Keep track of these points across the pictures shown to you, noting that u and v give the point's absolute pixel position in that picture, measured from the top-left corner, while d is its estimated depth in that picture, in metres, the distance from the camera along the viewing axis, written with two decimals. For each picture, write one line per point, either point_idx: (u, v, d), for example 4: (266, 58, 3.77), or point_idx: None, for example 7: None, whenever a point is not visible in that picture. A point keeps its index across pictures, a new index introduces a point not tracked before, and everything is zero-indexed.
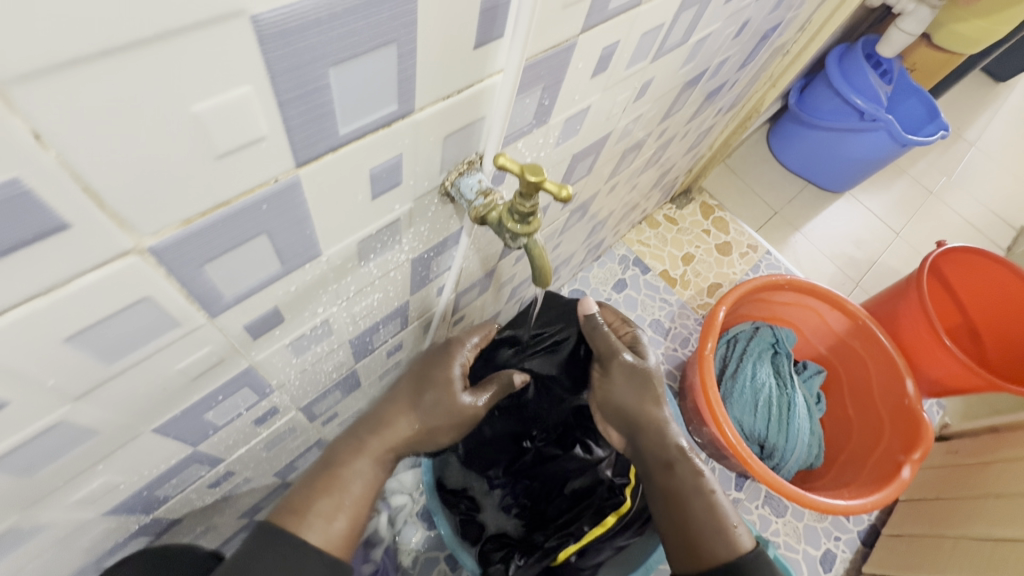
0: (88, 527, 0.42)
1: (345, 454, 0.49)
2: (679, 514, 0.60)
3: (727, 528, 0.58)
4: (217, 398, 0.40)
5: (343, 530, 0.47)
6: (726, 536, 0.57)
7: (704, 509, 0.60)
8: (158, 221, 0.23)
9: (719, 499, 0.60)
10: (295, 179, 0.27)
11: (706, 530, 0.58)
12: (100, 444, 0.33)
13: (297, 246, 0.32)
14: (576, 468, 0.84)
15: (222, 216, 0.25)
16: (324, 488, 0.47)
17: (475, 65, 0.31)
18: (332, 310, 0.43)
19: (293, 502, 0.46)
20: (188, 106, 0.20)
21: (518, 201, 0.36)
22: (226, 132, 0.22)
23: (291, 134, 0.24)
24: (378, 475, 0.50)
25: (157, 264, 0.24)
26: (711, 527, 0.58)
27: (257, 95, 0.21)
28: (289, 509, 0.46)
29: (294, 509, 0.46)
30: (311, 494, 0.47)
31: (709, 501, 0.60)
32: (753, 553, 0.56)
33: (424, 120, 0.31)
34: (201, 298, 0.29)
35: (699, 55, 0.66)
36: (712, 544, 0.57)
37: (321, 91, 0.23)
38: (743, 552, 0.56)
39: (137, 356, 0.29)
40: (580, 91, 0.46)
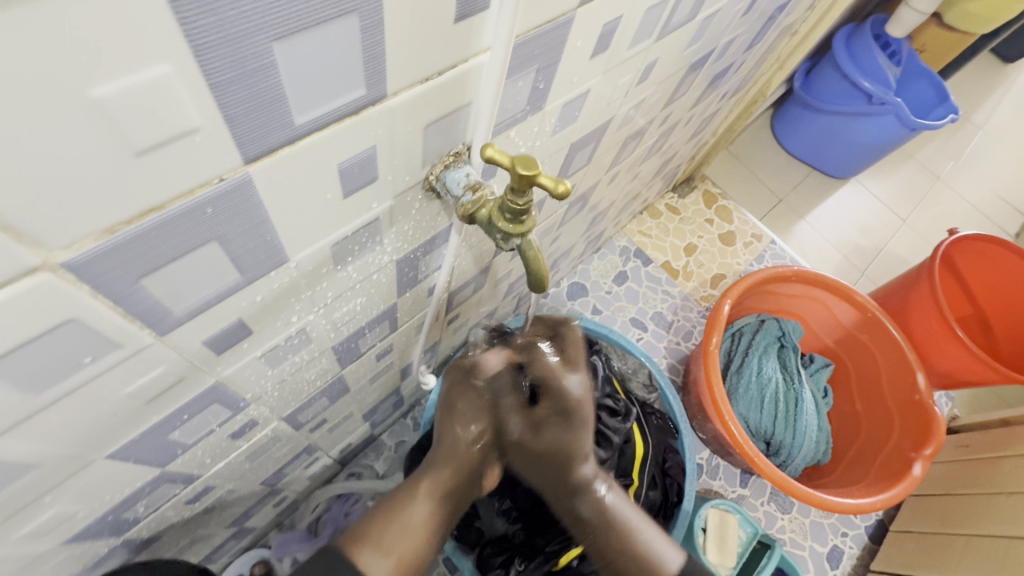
0: (46, 558, 0.38)
1: (404, 491, 0.51)
2: (608, 559, 0.58)
3: (649, 557, 0.56)
4: (182, 416, 0.36)
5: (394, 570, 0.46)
6: (649, 565, 0.55)
7: (617, 545, 0.57)
8: (70, 233, 0.19)
9: (637, 530, 0.58)
10: (245, 177, 0.23)
11: (630, 561, 0.56)
12: (39, 478, 0.30)
13: (259, 254, 0.28)
14: None
15: (158, 222, 0.21)
16: (386, 524, 0.48)
17: (458, 42, 0.27)
18: (309, 318, 0.39)
19: (354, 533, 0.47)
20: (85, 90, 0.16)
21: (510, 198, 0.32)
22: (145, 122, 0.18)
23: (235, 126, 0.20)
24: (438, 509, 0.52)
25: (78, 281, 0.21)
26: (626, 558, 0.56)
27: (181, 76, 0.17)
28: (351, 538, 0.47)
29: (362, 540, 0.46)
30: (370, 523, 0.48)
31: (627, 536, 0.57)
32: (673, 572, 0.54)
33: (400, 106, 0.27)
34: (144, 315, 0.25)
35: (706, 34, 0.62)
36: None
37: (265, 72, 0.20)
38: (665, 574, 0.54)
39: (73, 381, 0.25)
40: (579, 74, 0.41)
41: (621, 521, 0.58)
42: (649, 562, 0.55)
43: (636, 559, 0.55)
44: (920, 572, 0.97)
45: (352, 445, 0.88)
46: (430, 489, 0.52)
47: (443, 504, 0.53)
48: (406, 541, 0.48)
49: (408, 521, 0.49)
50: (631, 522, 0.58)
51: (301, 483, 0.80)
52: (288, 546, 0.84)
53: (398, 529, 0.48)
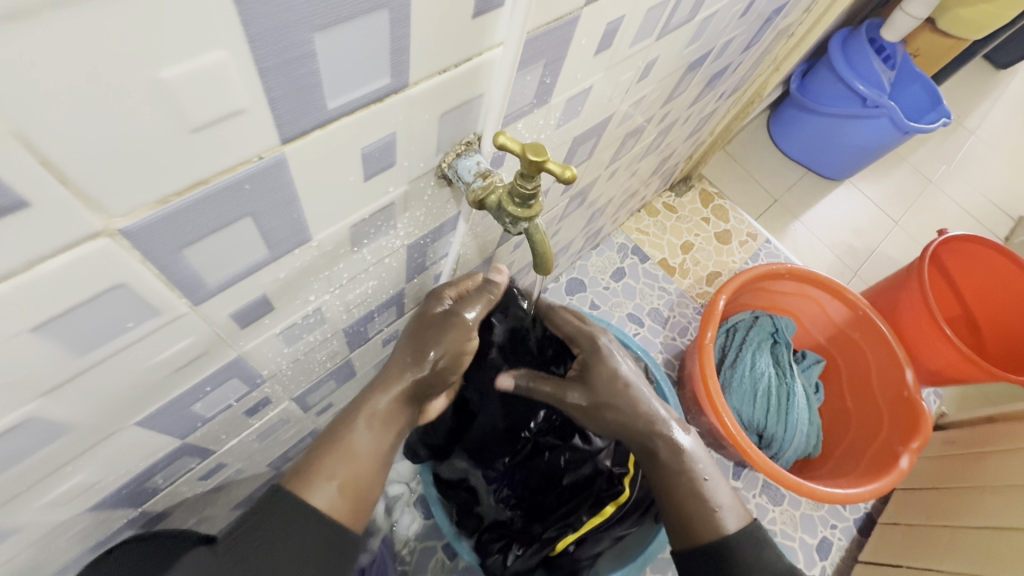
0: (68, 525, 0.40)
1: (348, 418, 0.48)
2: (673, 502, 0.57)
3: (714, 508, 0.56)
4: (204, 389, 0.38)
5: (338, 498, 0.45)
6: (710, 517, 0.55)
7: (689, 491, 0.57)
8: (128, 202, 0.21)
9: (710, 484, 0.57)
10: (280, 157, 0.25)
11: (695, 508, 0.56)
12: (73, 441, 0.31)
13: (285, 231, 0.30)
14: (575, 458, 0.84)
15: (203, 195, 0.23)
16: (328, 453, 0.46)
17: (474, 37, 0.29)
18: (325, 298, 0.41)
19: (299, 466, 0.45)
20: (154, 71, 0.18)
21: (519, 183, 0.34)
22: (200, 102, 0.20)
23: (275, 109, 0.23)
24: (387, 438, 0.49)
25: (131, 247, 0.23)
26: (695, 508, 0.56)
27: (235, 61, 0.20)
28: (295, 471, 0.45)
29: (305, 476, 0.45)
30: (317, 453, 0.46)
31: (699, 485, 0.57)
32: (738, 534, 0.54)
33: (420, 96, 0.29)
34: (181, 284, 0.27)
35: (704, 35, 0.64)
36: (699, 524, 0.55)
37: (305, 60, 0.22)
38: (727, 533, 0.54)
39: (113, 346, 0.27)
40: (583, 70, 0.44)
41: (693, 468, 0.58)
42: (717, 517, 0.55)
43: (703, 511, 0.55)
44: (906, 562, 1.00)
45: None
46: (370, 414, 0.48)
47: (388, 433, 0.49)
48: (350, 466, 0.46)
49: (353, 445, 0.46)
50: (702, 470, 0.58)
51: None
52: None
53: (342, 455, 0.46)
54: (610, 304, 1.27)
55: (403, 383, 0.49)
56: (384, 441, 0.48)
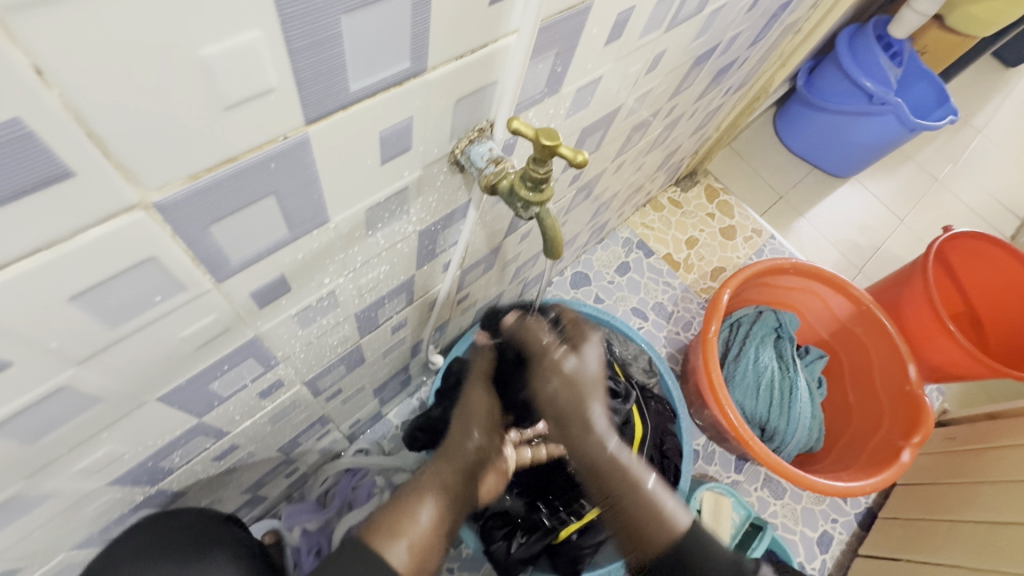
0: (91, 498, 0.42)
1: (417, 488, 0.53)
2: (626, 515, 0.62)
3: (660, 514, 0.61)
4: (222, 367, 0.39)
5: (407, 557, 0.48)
6: (659, 518, 0.60)
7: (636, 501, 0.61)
8: (163, 176, 0.22)
9: (655, 492, 0.61)
10: (304, 137, 0.26)
11: (645, 516, 0.61)
12: (102, 412, 0.33)
13: (305, 211, 0.31)
14: None
15: (231, 172, 0.24)
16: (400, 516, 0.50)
17: (490, 24, 0.30)
18: (339, 281, 0.42)
19: (377, 523, 0.49)
20: (195, 49, 0.19)
21: (531, 167, 0.35)
22: (235, 81, 0.21)
23: (302, 89, 0.23)
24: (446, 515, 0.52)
25: (163, 222, 0.24)
26: (645, 513, 0.61)
27: (268, 41, 0.20)
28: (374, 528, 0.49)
29: (378, 528, 0.49)
30: (389, 514, 0.50)
31: (643, 495, 0.61)
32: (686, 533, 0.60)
33: (437, 80, 0.30)
34: (207, 261, 0.28)
35: (712, 28, 0.64)
36: (653, 532, 0.60)
37: (332, 42, 0.23)
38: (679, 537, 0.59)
39: (142, 319, 0.28)
40: (593, 60, 0.44)
41: (636, 479, 0.62)
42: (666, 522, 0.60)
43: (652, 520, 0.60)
44: (907, 556, 1.01)
45: (361, 421, 0.91)
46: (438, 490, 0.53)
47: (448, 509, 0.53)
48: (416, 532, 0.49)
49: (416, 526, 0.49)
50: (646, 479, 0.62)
51: (312, 455, 0.83)
52: (299, 516, 0.87)
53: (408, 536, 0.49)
54: (614, 298, 1.27)
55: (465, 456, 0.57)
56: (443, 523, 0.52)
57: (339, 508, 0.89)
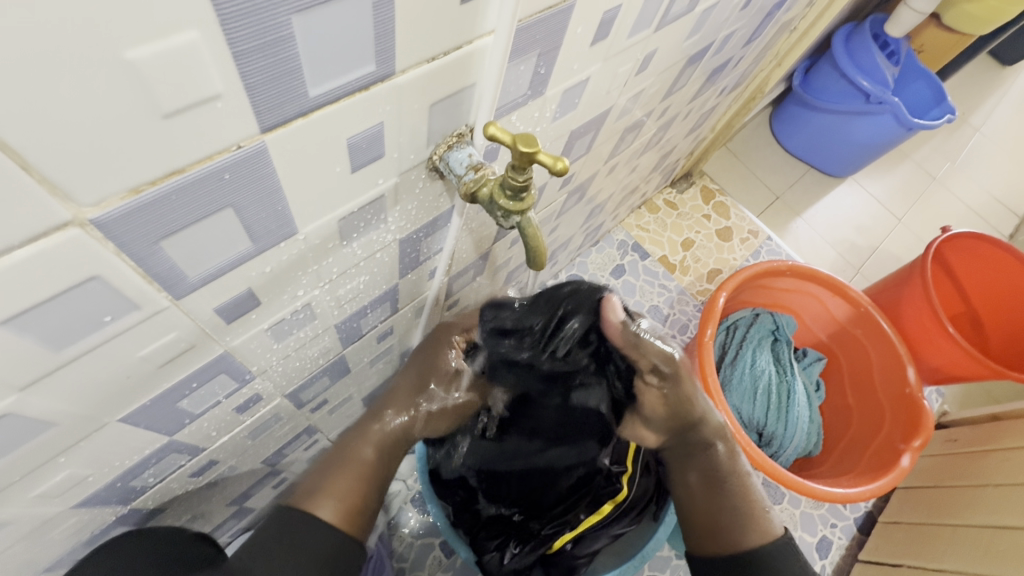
0: (57, 521, 0.40)
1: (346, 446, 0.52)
2: (710, 500, 0.61)
3: (754, 514, 0.59)
4: (190, 385, 0.37)
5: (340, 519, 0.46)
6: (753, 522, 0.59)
7: (735, 497, 0.60)
8: (98, 190, 0.20)
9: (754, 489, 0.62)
10: (260, 146, 0.24)
11: (735, 517, 0.59)
12: (61, 434, 0.31)
13: (269, 223, 0.29)
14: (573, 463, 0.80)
15: (178, 185, 0.22)
16: (336, 470, 0.49)
17: (464, 22, 0.28)
18: (314, 293, 0.40)
19: (306, 488, 0.47)
20: (120, 52, 0.17)
21: (510, 174, 0.33)
22: (172, 86, 0.19)
23: (253, 95, 0.22)
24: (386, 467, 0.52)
25: (104, 239, 0.22)
26: (742, 510, 0.59)
27: (208, 43, 0.19)
28: (303, 493, 0.47)
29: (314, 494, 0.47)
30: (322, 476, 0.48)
31: (743, 489, 0.61)
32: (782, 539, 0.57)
33: (408, 84, 0.28)
34: (162, 278, 0.26)
35: (705, 27, 0.63)
36: (742, 529, 0.58)
37: (284, 43, 0.21)
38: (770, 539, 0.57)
39: (92, 340, 0.27)
40: (579, 61, 0.43)
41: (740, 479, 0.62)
42: (760, 518, 0.59)
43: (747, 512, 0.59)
44: (908, 561, 0.99)
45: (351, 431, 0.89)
46: (376, 444, 0.52)
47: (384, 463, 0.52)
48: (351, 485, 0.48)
49: (357, 458, 0.50)
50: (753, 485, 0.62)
51: (300, 465, 0.81)
52: None
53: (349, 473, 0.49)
54: None
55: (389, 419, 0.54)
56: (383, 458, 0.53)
57: None
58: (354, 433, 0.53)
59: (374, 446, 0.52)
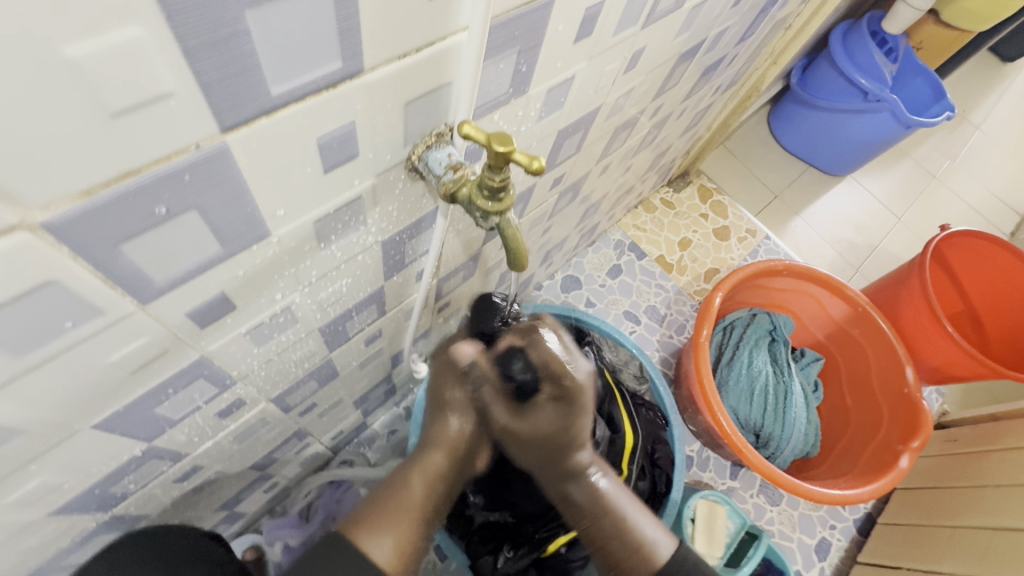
0: (33, 528, 0.39)
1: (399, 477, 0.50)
2: (600, 535, 0.58)
3: (640, 542, 0.55)
4: (167, 390, 0.37)
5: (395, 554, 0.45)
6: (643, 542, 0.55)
7: (613, 529, 0.57)
8: (46, 193, 0.19)
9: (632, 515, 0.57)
10: (222, 146, 0.23)
11: (625, 548, 0.55)
12: (30, 441, 0.31)
13: (239, 225, 0.29)
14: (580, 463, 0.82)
15: (135, 186, 0.22)
16: (386, 506, 0.47)
17: (435, 19, 0.27)
18: (294, 296, 0.40)
19: (357, 517, 0.46)
20: (58, 49, 0.17)
21: (487, 174, 0.32)
22: (119, 85, 0.18)
23: (210, 93, 0.21)
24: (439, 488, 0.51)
25: (58, 242, 0.21)
26: (624, 540, 0.55)
27: (155, 39, 0.18)
28: (354, 523, 0.46)
29: (360, 525, 0.46)
30: (372, 510, 0.47)
31: (619, 520, 0.56)
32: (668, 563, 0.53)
33: (378, 83, 0.28)
34: (126, 282, 0.26)
35: (696, 24, 0.62)
36: (629, 561, 0.54)
37: (240, 39, 0.20)
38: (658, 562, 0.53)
39: (54, 346, 0.26)
40: (563, 58, 0.42)
41: (612, 507, 0.58)
42: (647, 549, 0.54)
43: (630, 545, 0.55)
44: (907, 563, 0.98)
45: (343, 434, 0.89)
46: (424, 473, 0.50)
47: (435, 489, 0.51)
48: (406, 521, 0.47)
49: (409, 501, 0.48)
50: (626, 508, 0.57)
51: (292, 469, 0.81)
52: (279, 531, 0.84)
53: (400, 511, 0.47)
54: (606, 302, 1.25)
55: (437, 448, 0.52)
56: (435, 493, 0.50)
57: (323, 522, 0.86)
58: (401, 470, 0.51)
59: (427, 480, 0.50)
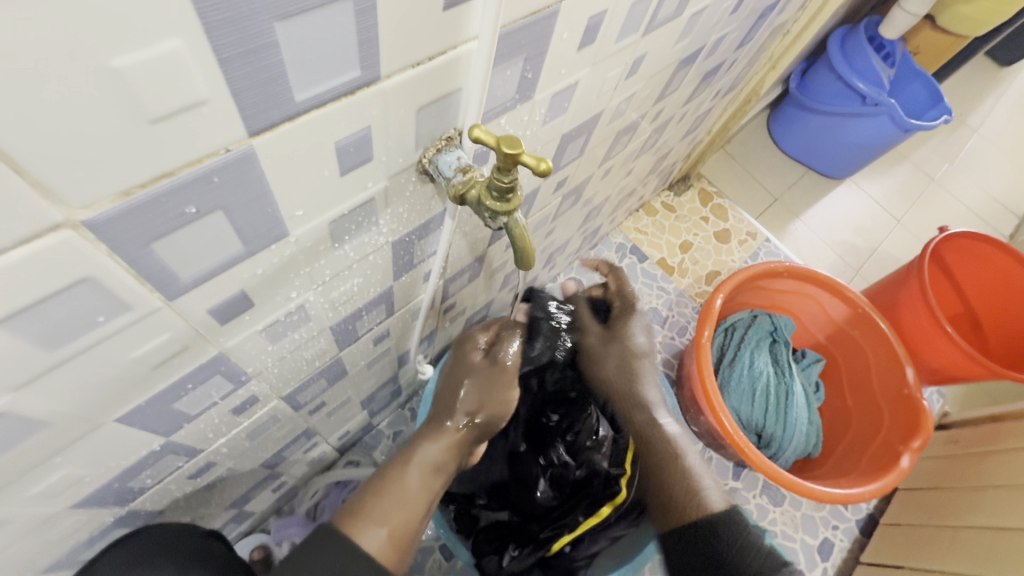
0: (55, 521, 0.41)
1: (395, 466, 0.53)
2: (659, 481, 0.66)
3: (697, 491, 0.62)
4: (186, 386, 0.38)
5: (387, 540, 0.47)
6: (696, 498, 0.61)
7: (678, 479, 0.64)
8: (88, 193, 0.21)
9: (695, 469, 0.65)
10: (248, 149, 0.25)
11: (682, 498, 0.62)
12: (58, 433, 0.32)
13: (260, 226, 0.30)
14: (591, 445, 0.84)
15: (167, 187, 0.23)
16: (382, 494, 0.49)
17: (447, 29, 0.29)
18: (308, 295, 0.41)
19: (353, 508, 0.48)
20: (106, 60, 0.18)
21: (496, 176, 0.33)
22: (158, 93, 0.20)
23: (239, 100, 0.22)
24: (431, 484, 0.53)
25: (96, 240, 0.23)
26: (684, 489, 0.63)
27: (191, 51, 0.20)
28: (348, 513, 0.48)
29: (354, 513, 0.47)
30: (366, 498, 0.49)
31: (682, 471, 0.65)
32: (723, 514, 0.59)
33: (393, 90, 0.29)
34: (154, 279, 0.27)
35: (695, 31, 0.64)
36: (687, 508, 0.61)
37: (268, 50, 0.22)
38: (714, 512, 0.59)
39: (86, 340, 0.27)
40: (567, 65, 0.43)
41: (679, 449, 0.67)
42: (705, 499, 0.61)
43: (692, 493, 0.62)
44: (909, 563, 0.98)
45: (350, 434, 0.90)
46: (419, 464, 0.53)
47: (432, 480, 0.53)
48: (399, 509, 0.49)
49: (402, 488, 0.50)
50: (688, 457, 0.66)
51: (300, 468, 0.82)
52: (286, 530, 0.85)
53: (393, 498, 0.49)
54: None
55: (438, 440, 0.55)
56: (431, 484, 0.53)
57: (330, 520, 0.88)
58: (396, 462, 0.53)
59: (421, 471, 0.53)
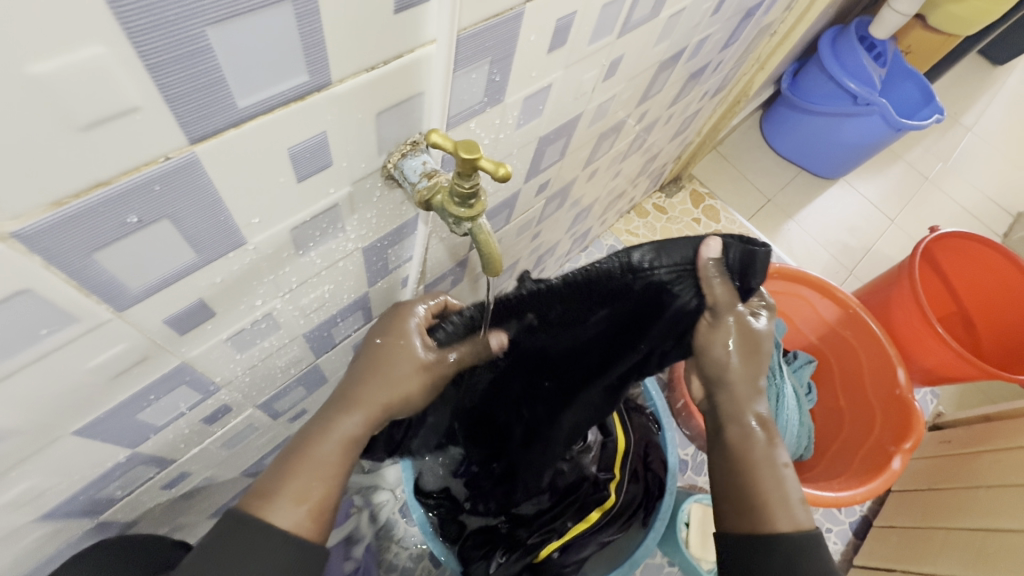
0: (20, 534, 0.40)
1: (313, 434, 0.43)
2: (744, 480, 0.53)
3: (787, 502, 0.51)
4: (150, 397, 0.37)
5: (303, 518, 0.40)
6: (785, 508, 0.51)
7: (769, 478, 0.52)
8: (18, 204, 0.20)
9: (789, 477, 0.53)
10: (191, 157, 0.24)
11: (766, 501, 0.51)
12: (12, 446, 0.31)
13: (214, 234, 0.29)
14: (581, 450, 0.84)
15: (106, 197, 0.23)
16: (296, 469, 0.41)
17: (401, 32, 0.28)
18: (275, 303, 0.40)
19: (260, 486, 0.41)
20: (22, 67, 0.17)
21: (457, 182, 0.33)
22: (85, 100, 0.19)
23: (177, 106, 0.22)
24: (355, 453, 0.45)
25: (31, 252, 0.22)
26: (775, 497, 0.51)
27: (118, 57, 0.19)
28: (256, 493, 0.40)
29: (268, 492, 0.40)
30: (280, 475, 0.41)
31: (778, 474, 0.53)
32: (812, 532, 0.50)
33: (347, 94, 0.29)
34: (102, 289, 0.27)
35: (675, 32, 0.63)
36: (772, 518, 0.50)
37: (202, 55, 0.21)
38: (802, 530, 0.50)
39: (32, 353, 0.27)
40: (538, 67, 0.43)
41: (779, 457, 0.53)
42: (791, 509, 0.51)
43: (781, 499, 0.51)
44: (901, 565, 0.97)
45: None
46: (338, 436, 0.43)
47: (352, 451, 0.44)
48: (317, 483, 0.41)
49: (318, 458, 0.42)
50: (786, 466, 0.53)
51: None
52: None
53: (308, 471, 0.41)
54: None
55: (358, 410, 0.44)
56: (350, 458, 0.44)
57: None
58: (316, 423, 0.44)
59: (340, 446, 0.43)
